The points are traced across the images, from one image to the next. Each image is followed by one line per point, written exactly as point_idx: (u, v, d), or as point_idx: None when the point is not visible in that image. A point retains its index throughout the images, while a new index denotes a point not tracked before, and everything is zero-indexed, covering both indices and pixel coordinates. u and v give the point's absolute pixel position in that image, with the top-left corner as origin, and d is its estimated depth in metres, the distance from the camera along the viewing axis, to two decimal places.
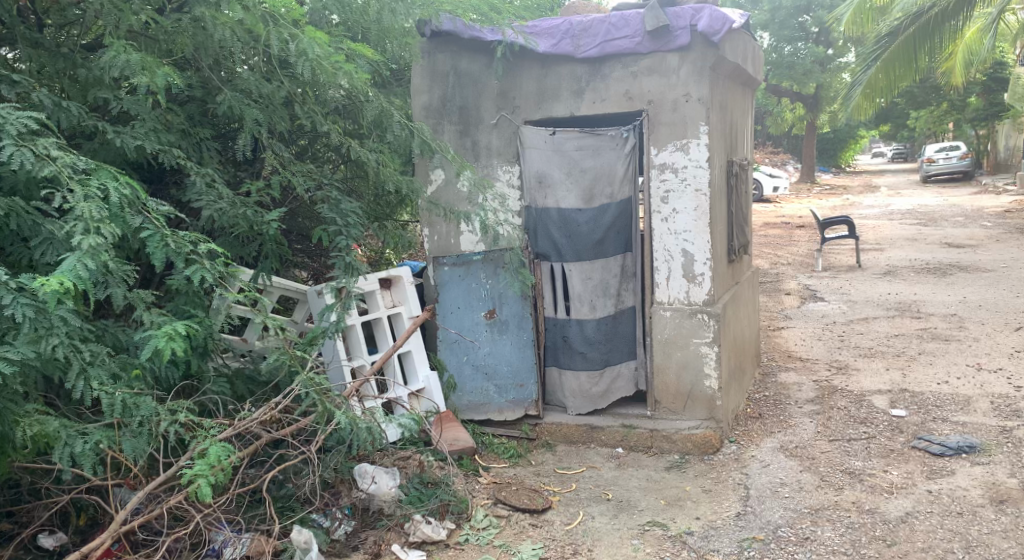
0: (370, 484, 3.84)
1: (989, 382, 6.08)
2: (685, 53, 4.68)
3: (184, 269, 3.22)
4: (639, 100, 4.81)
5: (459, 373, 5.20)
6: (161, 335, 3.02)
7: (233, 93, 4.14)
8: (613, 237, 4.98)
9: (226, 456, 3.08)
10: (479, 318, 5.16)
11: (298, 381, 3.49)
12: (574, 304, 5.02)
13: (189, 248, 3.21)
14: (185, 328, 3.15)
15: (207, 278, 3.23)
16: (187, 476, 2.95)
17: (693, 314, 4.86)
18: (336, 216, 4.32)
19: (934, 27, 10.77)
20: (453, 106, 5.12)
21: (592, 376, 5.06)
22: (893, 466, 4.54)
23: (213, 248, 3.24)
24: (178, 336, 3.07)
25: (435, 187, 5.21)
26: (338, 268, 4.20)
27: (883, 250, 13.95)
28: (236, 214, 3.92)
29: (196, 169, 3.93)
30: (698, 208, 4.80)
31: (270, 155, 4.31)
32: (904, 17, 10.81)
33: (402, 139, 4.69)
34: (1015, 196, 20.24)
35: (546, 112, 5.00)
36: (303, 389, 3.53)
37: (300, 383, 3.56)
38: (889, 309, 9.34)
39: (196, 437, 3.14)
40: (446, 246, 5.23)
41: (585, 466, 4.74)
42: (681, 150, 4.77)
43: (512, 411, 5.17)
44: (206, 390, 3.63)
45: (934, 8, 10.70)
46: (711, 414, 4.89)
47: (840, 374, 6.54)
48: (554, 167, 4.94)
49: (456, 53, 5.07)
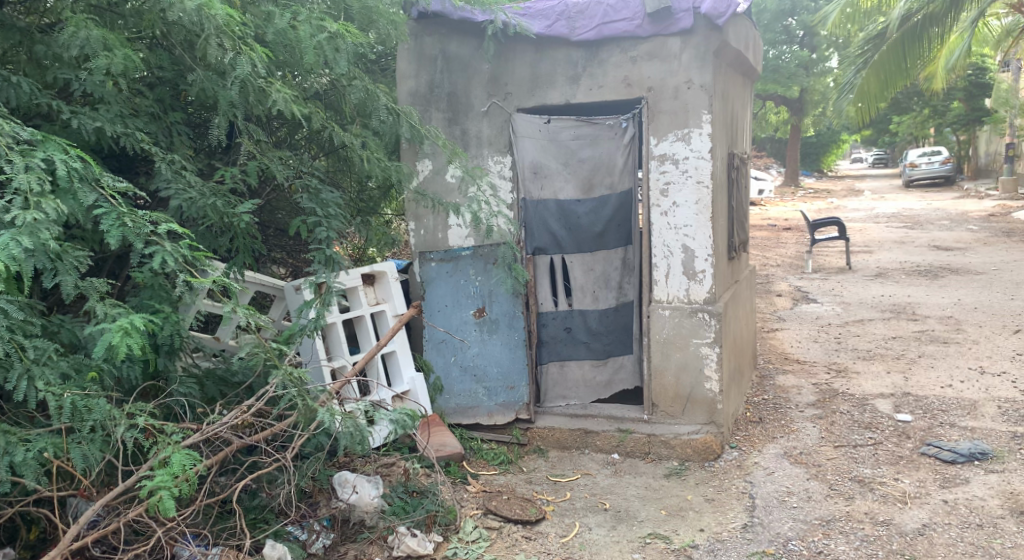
0: (350, 494, 3.51)
1: (994, 386, 5.88)
2: (687, 37, 4.44)
3: (143, 252, 2.94)
4: (639, 87, 4.56)
5: (446, 375, 4.92)
6: (115, 328, 2.72)
7: (205, 72, 3.79)
8: (614, 230, 4.79)
9: (191, 466, 2.77)
10: (468, 317, 4.89)
11: (274, 376, 3.22)
12: (576, 295, 4.86)
13: (149, 230, 2.92)
14: (145, 319, 2.84)
15: (168, 262, 2.95)
16: (146, 488, 2.65)
17: (693, 313, 4.60)
18: (316, 206, 4.02)
19: (921, 32, 10.82)
20: (441, 92, 4.85)
21: (596, 365, 4.96)
22: (904, 474, 4.32)
23: (176, 230, 2.96)
24: (135, 331, 2.76)
25: (422, 178, 4.91)
26: (318, 262, 3.89)
27: (873, 252, 13.82)
28: (203, 204, 3.58)
29: (162, 153, 3.61)
30: (700, 201, 4.54)
31: (245, 141, 3.97)
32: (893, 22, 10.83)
33: (388, 126, 4.41)
34: (1000, 199, 20.27)
35: (540, 100, 4.74)
36: (279, 387, 3.26)
37: (275, 381, 3.29)
38: (885, 310, 9.15)
39: (157, 445, 2.83)
40: (434, 241, 4.95)
41: (579, 473, 4.49)
42: (682, 140, 4.52)
43: (502, 416, 4.89)
44: (174, 392, 3.33)
45: (921, 13, 10.77)
46: (712, 419, 4.63)
47: (840, 377, 6.32)
48: (551, 157, 4.74)
49: (445, 36, 4.80)
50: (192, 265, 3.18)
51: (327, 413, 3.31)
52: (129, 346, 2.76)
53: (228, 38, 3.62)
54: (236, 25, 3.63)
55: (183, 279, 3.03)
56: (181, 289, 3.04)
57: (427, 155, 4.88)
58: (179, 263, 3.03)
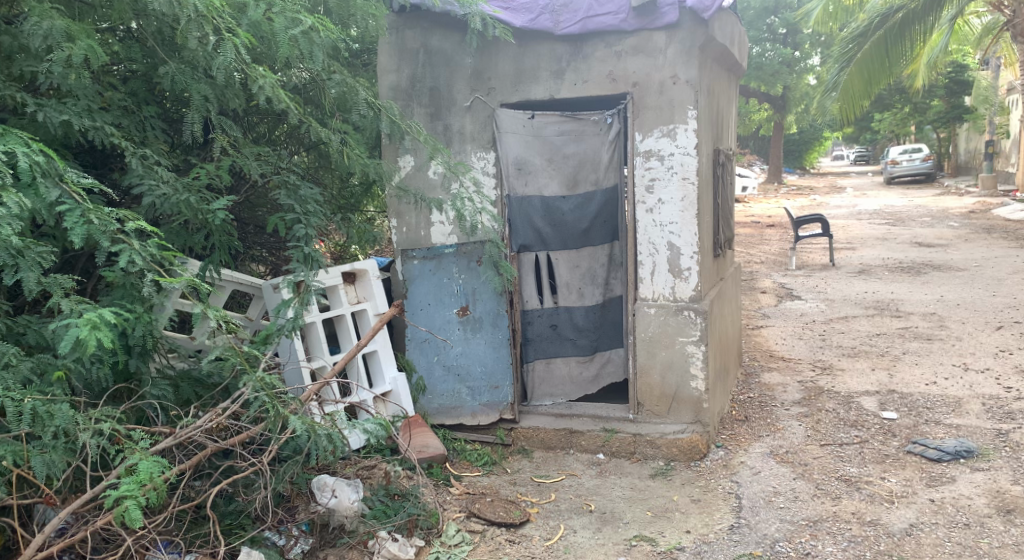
0: (329, 499, 3.44)
1: (978, 383, 5.88)
2: (672, 32, 4.37)
3: (109, 250, 2.84)
4: (623, 82, 4.49)
5: (429, 375, 4.84)
6: (81, 324, 2.63)
7: (177, 64, 3.68)
8: (599, 226, 4.75)
9: (160, 473, 2.68)
10: (452, 316, 4.81)
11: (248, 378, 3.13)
12: (562, 292, 4.81)
13: (115, 226, 2.84)
14: (114, 316, 2.75)
15: (136, 260, 2.86)
16: (112, 497, 2.56)
17: (679, 311, 4.54)
18: (294, 203, 3.93)
19: (902, 30, 10.91)
20: (423, 87, 4.76)
21: (582, 362, 4.90)
22: (891, 473, 4.29)
23: (143, 228, 2.88)
24: (103, 328, 2.67)
25: (404, 174, 4.83)
26: (296, 260, 3.80)
27: (856, 249, 13.86)
28: (176, 200, 3.47)
29: (133, 148, 3.51)
30: (685, 198, 4.48)
31: (220, 136, 3.86)
32: (874, 20, 10.91)
33: (368, 121, 4.32)
34: (980, 196, 20.42)
35: (524, 95, 4.66)
36: (253, 392, 3.18)
37: (249, 386, 3.19)
38: (868, 307, 9.16)
39: (124, 451, 2.74)
40: (416, 238, 4.89)
41: (564, 474, 4.42)
42: (667, 136, 4.46)
43: (486, 416, 4.82)
44: (146, 395, 3.23)
45: (902, 11, 10.85)
46: (698, 418, 4.58)
47: (825, 375, 6.30)
48: (535, 153, 4.67)
49: (427, 30, 4.71)
50: (163, 264, 3.09)
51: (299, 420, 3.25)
52: (96, 345, 2.67)
53: (207, 26, 3.49)
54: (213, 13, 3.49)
55: (151, 278, 2.94)
56: (149, 288, 2.95)
57: (409, 151, 4.79)
58: (146, 262, 2.94)
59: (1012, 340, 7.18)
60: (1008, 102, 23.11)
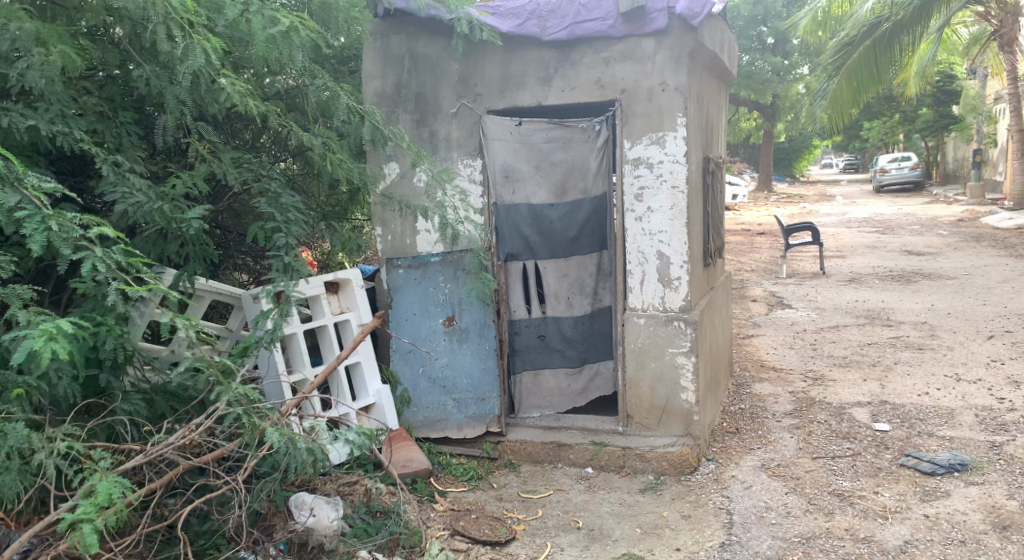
0: (307, 517, 3.34)
1: (971, 394, 5.82)
2: (661, 38, 4.30)
3: (71, 257, 2.74)
4: (612, 89, 4.42)
5: (414, 387, 4.73)
6: (37, 334, 2.52)
7: (152, 68, 3.60)
8: (588, 235, 4.67)
9: (122, 496, 2.56)
10: (437, 326, 4.71)
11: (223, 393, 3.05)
12: (550, 302, 4.73)
13: (77, 233, 2.74)
14: (74, 327, 2.64)
15: (99, 268, 2.76)
16: (68, 521, 2.44)
17: (669, 321, 4.46)
18: (275, 211, 3.83)
19: (890, 39, 10.93)
20: (409, 93, 4.66)
21: (571, 374, 4.81)
22: (884, 487, 4.21)
23: (107, 234, 2.77)
24: (61, 338, 2.56)
25: (389, 182, 4.72)
26: (276, 270, 3.70)
27: (846, 257, 13.83)
28: (150, 208, 3.37)
29: (104, 154, 3.41)
30: (675, 206, 4.40)
31: (196, 141, 3.77)
32: (862, 30, 10.93)
33: (350, 126, 4.23)
34: (969, 205, 20.48)
35: (511, 101, 4.58)
36: (226, 405, 3.08)
37: (222, 398, 3.09)
38: (859, 316, 9.11)
39: (85, 474, 2.62)
40: (401, 247, 4.76)
41: (551, 489, 4.32)
42: (656, 144, 4.38)
43: (473, 429, 4.72)
44: (117, 410, 3.13)
45: (890, 20, 10.88)
46: (689, 430, 4.49)
47: (817, 385, 6.22)
48: (523, 160, 4.59)
49: (413, 35, 4.61)
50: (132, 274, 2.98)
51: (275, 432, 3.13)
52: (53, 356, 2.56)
53: (175, 27, 3.43)
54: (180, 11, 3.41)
55: (117, 286, 2.81)
56: (114, 297, 2.80)
57: (394, 158, 4.69)
58: (112, 270, 2.83)
59: (1003, 350, 7.14)
60: (996, 111, 23.23)
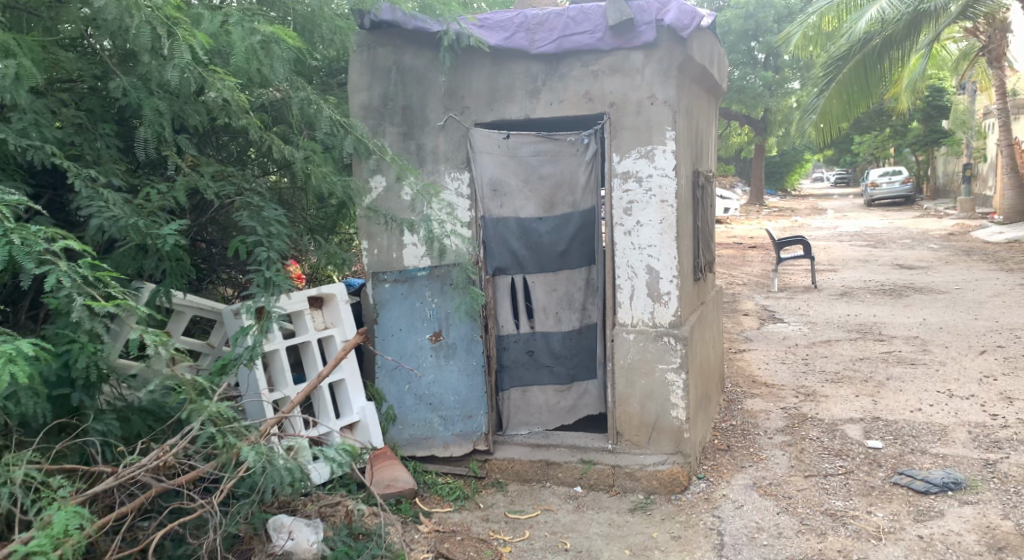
0: (285, 540, 3.30)
1: (964, 410, 5.76)
2: (649, 51, 4.26)
3: (36, 272, 2.69)
4: (600, 102, 4.37)
5: (400, 404, 4.64)
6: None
7: (128, 78, 3.55)
8: (577, 249, 4.60)
9: (79, 525, 2.49)
10: (424, 342, 4.63)
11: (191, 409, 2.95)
12: (538, 317, 4.65)
13: (40, 246, 2.69)
14: (35, 345, 2.57)
15: (64, 282, 2.70)
16: (21, 551, 2.36)
17: (658, 337, 4.39)
18: (257, 225, 3.77)
19: (880, 55, 10.99)
20: (395, 105, 4.62)
21: (560, 391, 4.75)
22: (877, 507, 4.15)
23: (72, 247, 2.71)
24: (20, 357, 2.49)
25: (375, 195, 4.66)
26: (257, 285, 3.64)
27: (838, 271, 13.82)
28: (124, 223, 3.33)
29: (76, 168, 3.36)
30: (664, 220, 4.35)
31: (173, 154, 3.71)
32: (851, 45, 10.98)
33: (333, 138, 4.16)
34: (959, 219, 20.55)
35: (499, 114, 4.52)
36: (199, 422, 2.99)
37: (198, 419, 3.00)
38: (851, 331, 9.06)
39: (45, 505, 2.56)
40: (387, 261, 4.73)
41: (539, 509, 4.24)
42: (645, 157, 4.33)
43: (459, 447, 4.62)
44: (90, 430, 3.05)
45: (880, 36, 10.94)
46: (679, 449, 4.41)
47: (809, 401, 6.16)
48: (510, 174, 4.53)
49: (399, 47, 4.57)
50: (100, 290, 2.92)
51: (253, 451, 3.05)
52: (13, 376, 2.49)
53: (161, 27, 3.35)
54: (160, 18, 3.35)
55: (83, 302, 2.74)
56: (80, 313, 2.73)
57: (380, 171, 4.62)
58: (78, 285, 2.76)
59: (996, 365, 7.09)
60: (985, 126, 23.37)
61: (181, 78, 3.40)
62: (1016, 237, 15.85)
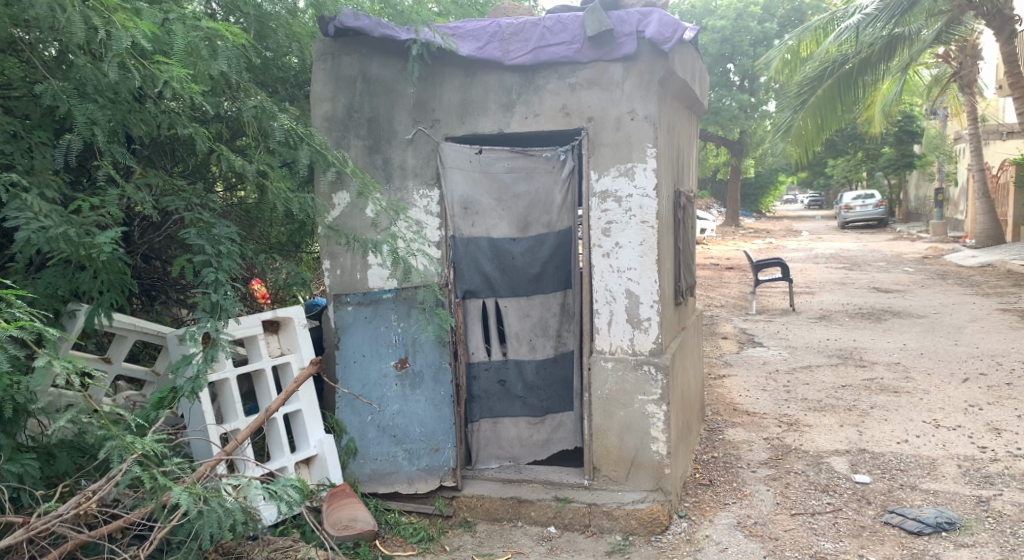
0: None
1: (952, 442, 5.55)
2: (630, 64, 4.03)
3: None
4: (578, 117, 4.13)
5: (361, 436, 4.34)
6: None
7: (61, 82, 3.28)
8: (552, 271, 4.34)
9: None
10: (389, 369, 4.34)
11: (107, 447, 2.71)
12: (511, 344, 4.37)
13: None
14: None
15: None
16: None
17: (638, 366, 4.13)
18: (205, 242, 3.48)
19: (853, 78, 11.03)
20: (361, 117, 4.35)
21: (533, 423, 4.46)
22: (869, 550, 3.92)
23: None
24: None
25: (339, 212, 4.37)
26: (202, 309, 3.36)
27: (815, 294, 13.69)
28: (52, 233, 3.03)
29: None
30: (644, 243, 4.10)
31: (108, 163, 3.40)
32: (825, 68, 11.01)
33: (289, 150, 3.87)
34: (932, 242, 20.63)
35: (471, 128, 4.27)
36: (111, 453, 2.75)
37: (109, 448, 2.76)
38: (831, 356, 8.87)
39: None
40: (351, 282, 4.41)
41: (509, 553, 3.95)
42: (625, 176, 4.09)
43: (424, 483, 4.31)
44: (4, 474, 2.77)
45: (853, 58, 10.96)
46: (659, 485, 4.14)
47: (793, 431, 5.92)
48: (483, 192, 4.27)
49: (366, 57, 4.31)
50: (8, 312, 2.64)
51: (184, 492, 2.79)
52: None
53: (97, 18, 3.18)
54: (90, 13, 3.18)
55: None
56: None
57: (344, 186, 4.33)
58: None
59: (980, 394, 6.92)
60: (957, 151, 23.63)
61: (122, 71, 3.24)
62: (990, 261, 15.89)
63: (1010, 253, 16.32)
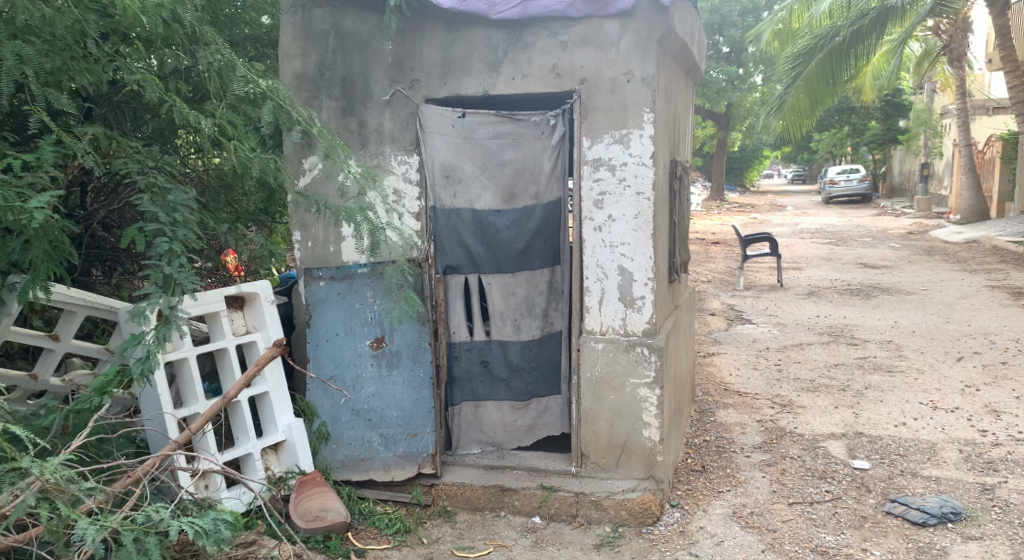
0: None
1: (951, 425, 5.35)
2: (627, 20, 3.71)
3: None
4: (570, 78, 3.81)
5: (334, 421, 4.06)
6: None
7: None
8: (539, 247, 4.02)
9: None
10: (364, 348, 4.04)
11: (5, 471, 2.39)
12: (494, 323, 4.09)
13: None
14: None
15: None
16: None
17: (630, 348, 3.86)
18: (159, 210, 3.16)
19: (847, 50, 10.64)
20: (334, 76, 4.00)
21: (517, 408, 4.18)
22: (872, 543, 3.72)
23: None
24: None
25: (310, 179, 4.03)
26: (154, 284, 3.03)
27: (802, 270, 13.49)
28: None
29: None
30: (639, 215, 3.81)
31: (41, 110, 3.08)
32: (817, 39, 10.69)
33: (253, 108, 3.57)
34: (917, 218, 20.50)
35: (453, 89, 3.94)
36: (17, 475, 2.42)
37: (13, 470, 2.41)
38: (822, 334, 8.66)
39: None
40: (324, 255, 4.10)
41: (492, 546, 3.70)
42: (619, 143, 3.79)
43: (401, 470, 4.05)
44: None
45: (846, 29, 10.64)
46: (651, 473, 3.89)
47: (786, 413, 5.70)
48: (466, 159, 3.95)
49: (339, 9, 3.96)
50: None
51: (93, 524, 2.47)
52: None
53: None
54: None
55: None
56: None
57: (314, 150, 3.99)
58: None
59: (975, 374, 6.74)
60: None
61: None
62: (977, 237, 15.76)
63: (996, 228, 16.19)
